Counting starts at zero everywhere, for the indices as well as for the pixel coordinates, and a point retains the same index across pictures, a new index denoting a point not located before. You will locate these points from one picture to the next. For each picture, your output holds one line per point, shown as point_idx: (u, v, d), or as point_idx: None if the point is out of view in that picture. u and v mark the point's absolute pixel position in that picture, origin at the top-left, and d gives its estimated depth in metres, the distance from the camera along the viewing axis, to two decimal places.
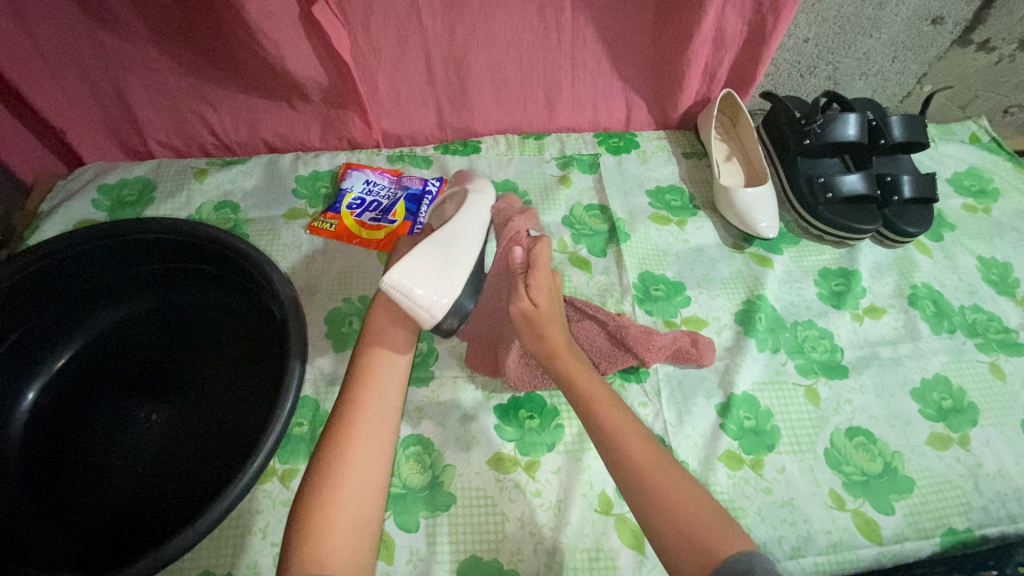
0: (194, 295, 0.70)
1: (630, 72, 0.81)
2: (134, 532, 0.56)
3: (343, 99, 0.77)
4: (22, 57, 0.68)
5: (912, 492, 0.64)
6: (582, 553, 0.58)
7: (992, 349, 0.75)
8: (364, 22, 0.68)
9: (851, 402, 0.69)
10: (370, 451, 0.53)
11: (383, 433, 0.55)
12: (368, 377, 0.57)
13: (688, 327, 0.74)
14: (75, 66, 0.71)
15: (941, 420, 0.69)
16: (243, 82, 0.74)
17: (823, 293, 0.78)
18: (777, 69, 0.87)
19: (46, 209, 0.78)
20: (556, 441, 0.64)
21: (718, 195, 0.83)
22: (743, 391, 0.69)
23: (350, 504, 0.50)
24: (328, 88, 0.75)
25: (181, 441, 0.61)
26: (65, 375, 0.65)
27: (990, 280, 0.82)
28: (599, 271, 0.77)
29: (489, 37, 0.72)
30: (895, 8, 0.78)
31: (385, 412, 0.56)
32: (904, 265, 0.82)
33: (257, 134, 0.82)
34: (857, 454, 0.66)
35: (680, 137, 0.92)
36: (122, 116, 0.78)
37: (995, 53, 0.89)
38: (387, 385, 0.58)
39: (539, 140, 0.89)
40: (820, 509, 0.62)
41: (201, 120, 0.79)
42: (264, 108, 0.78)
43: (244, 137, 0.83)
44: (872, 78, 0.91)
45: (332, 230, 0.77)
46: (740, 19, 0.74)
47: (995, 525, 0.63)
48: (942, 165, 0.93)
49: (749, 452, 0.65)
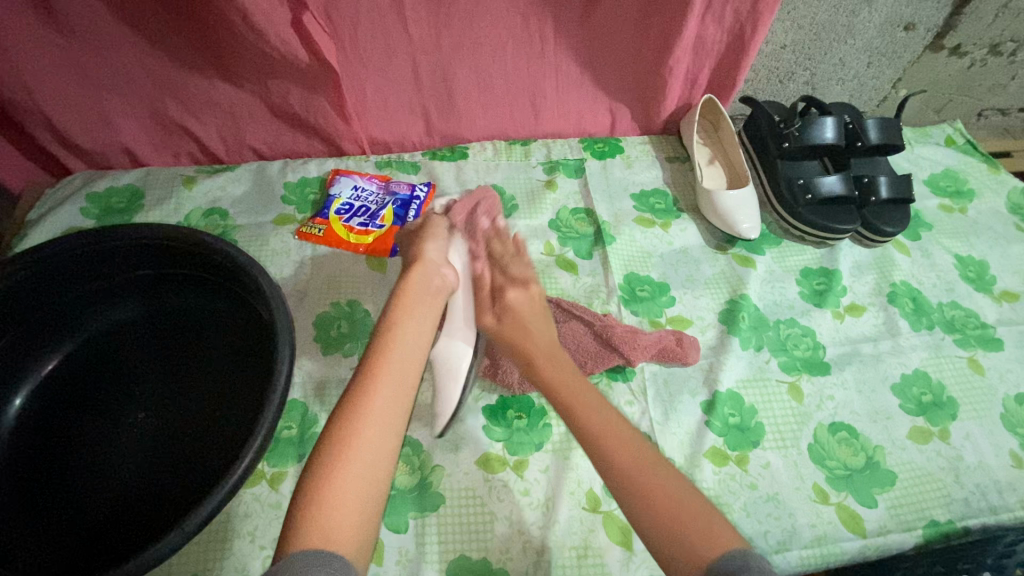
0: (182, 300, 0.70)
1: (614, 80, 0.83)
2: (123, 534, 0.56)
3: (330, 107, 0.79)
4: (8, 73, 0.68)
5: (894, 485, 0.65)
6: (570, 550, 0.58)
7: (970, 344, 0.77)
8: (350, 31, 0.69)
9: (834, 398, 0.71)
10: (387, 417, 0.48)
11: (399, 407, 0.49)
12: (390, 335, 0.54)
13: (673, 326, 0.75)
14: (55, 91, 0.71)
15: (922, 414, 0.71)
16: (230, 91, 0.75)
17: (806, 292, 0.80)
18: (757, 75, 0.89)
19: (34, 217, 0.78)
20: (544, 440, 0.65)
21: (700, 197, 0.85)
22: (727, 388, 0.70)
23: (362, 474, 0.45)
24: (316, 96, 0.77)
25: (171, 445, 0.61)
26: (55, 380, 0.65)
27: (967, 278, 0.84)
28: (585, 272, 0.79)
29: (474, 45, 0.73)
30: (869, 15, 0.81)
31: (407, 377, 0.51)
32: (883, 264, 0.84)
33: (246, 141, 0.83)
34: (840, 449, 0.67)
35: (664, 142, 0.93)
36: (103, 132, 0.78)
37: (967, 58, 0.91)
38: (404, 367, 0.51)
39: (526, 145, 0.90)
40: (804, 504, 0.63)
41: (190, 131, 0.80)
42: (253, 116, 0.80)
43: (233, 145, 0.83)
44: (849, 83, 0.93)
45: (321, 236, 0.78)
46: (719, 27, 0.76)
47: (976, 516, 0.64)
48: (919, 166, 0.96)
49: (734, 449, 0.66)
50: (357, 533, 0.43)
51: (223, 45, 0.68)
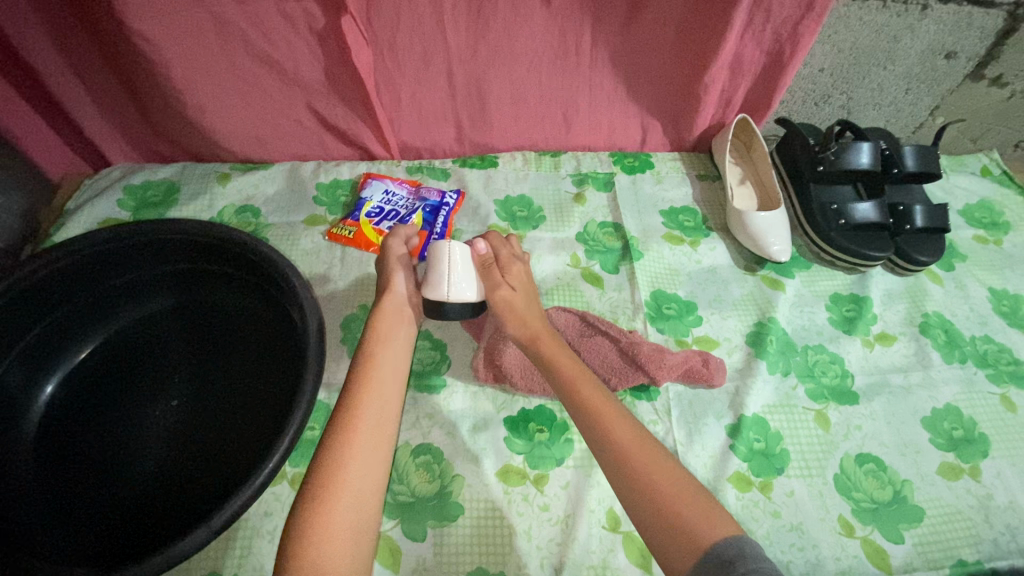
0: (213, 294, 0.71)
1: (648, 95, 0.83)
2: (143, 531, 0.55)
3: (351, 93, 0.77)
4: (71, 62, 0.72)
5: (922, 521, 0.63)
6: (589, 570, 0.57)
7: (1003, 380, 0.75)
8: (390, 36, 0.69)
9: (861, 428, 0.69)
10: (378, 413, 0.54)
11: (382, 435, 0.54)
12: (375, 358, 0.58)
13: (699, 346, 0.74)
14: (112, 70, 0.73)
15: (952, 450, 0.69)
16: (254, 87, 0.75)
17: (835, 318, 0.79)
18: (793, 97, 0.89)
19: (73, 206, 0.80)
20: (565, 456, 0.64)
21: (731, 217, 0.84)
22: (753, 412, 0.69)
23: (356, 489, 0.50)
24: (333, 66, 0.72)
25: (197, 436, 0.62)
26: (85, 370, 0.66)
27: (1001, 311, 0.82)
28: (611, 287, 0.78)
29: (511, 58, 0.74)
30: (910, 41, 0.80)
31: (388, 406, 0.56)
32: (915, 294, 0.82)
33: (251, 126, 0.80)
34: (867, 481, 0.65)
35: (694, 159, 0.93)
36: (155, 132, 0.83)
37: (1008, 89, 0.89)
38: (383, 391, 0.56)
39: (555, 157, 0.90)
40: (829, 536, 0.61)
41: (203, 118, 0.77)
42: (260, 114, 0.79)
43: (244, 131, 0.81)
44: (885, 109, 0.92)
45: (350, 237, 0.78)
46: (758, 48, 0.76)
47: (1005, 558, 0.62)
48: (953, 196, 0.94)
49: (759, 475, 0.64)
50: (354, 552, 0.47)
51: (240, 24, 0.66)
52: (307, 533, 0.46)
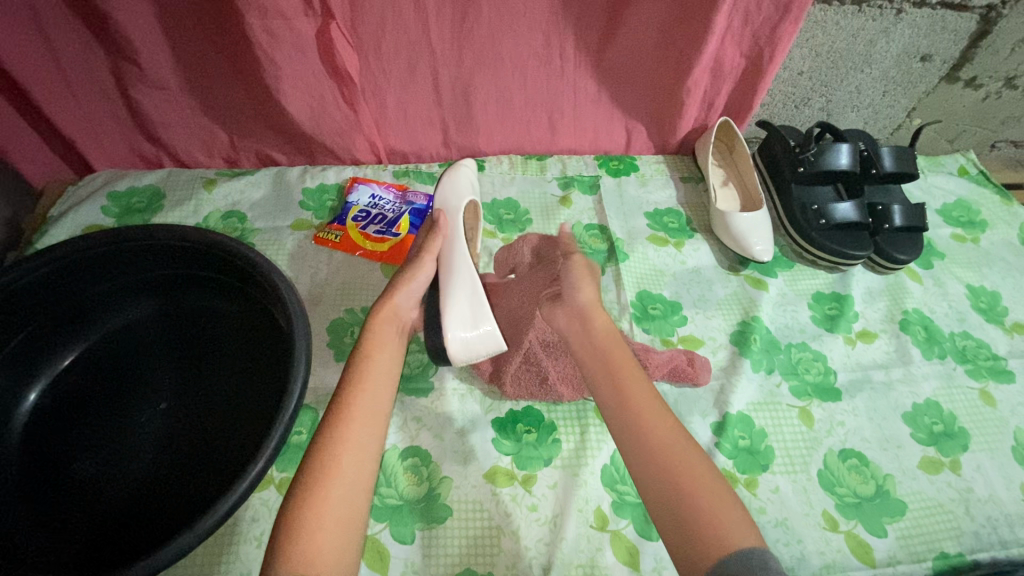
0: (199, 299, 0.71)
1: (632, 98, 0.84)
2: (127, 537, 0.55)
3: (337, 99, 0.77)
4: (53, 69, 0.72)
5: (904, 515, 0.64)
6: (577, 568, 0.58)
7: (983, 375, 0.77)
8: (375, 42, 0.70)
9: (844, 424, 0.70)
10: (371, 412, 0.54)
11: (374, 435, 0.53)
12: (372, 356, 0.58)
13: (685, 345, 0.75)
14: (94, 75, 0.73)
15: (933, 444, 0.70)
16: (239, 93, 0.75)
17: (817, 316, 0.80)
18: (774, 100, 0.91)
19: (56, 213, 0.79)
20: (553, 456, 0.64)
21: (714, 218, 0.85)
22: (738, 410, 0.69)
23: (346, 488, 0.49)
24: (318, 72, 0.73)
25: (183, 440, 0.62)
26: (68, 377, 0.65)
27: (979, 308, 0.84)
28: (597, 288, 0.79)
29: (495, 62, 0.75)
30: (886, 45, 0.82)
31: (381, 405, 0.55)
32: (895, 292, 0.84)
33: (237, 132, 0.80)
34: (850, 476, 0.67)
35: (678, 162, 0.94)
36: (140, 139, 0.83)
37: (982, 90, 0.92)
38: (378, 391, 0.56)
39: (541, 160, 0.91)
40: (814, 530, 0.62)
41: None
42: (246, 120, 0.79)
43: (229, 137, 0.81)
44: (864, 111, 0.94)
45: (337, 241, 0.79)
46: (738, 52, 0.77)
47: (986, 550, 0.63)
48: (931, 195, 0.96)
49: (744, 471, 0.65)
50: (342, 553, 0.47)
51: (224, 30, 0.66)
52: (294, 532, 0.46)
